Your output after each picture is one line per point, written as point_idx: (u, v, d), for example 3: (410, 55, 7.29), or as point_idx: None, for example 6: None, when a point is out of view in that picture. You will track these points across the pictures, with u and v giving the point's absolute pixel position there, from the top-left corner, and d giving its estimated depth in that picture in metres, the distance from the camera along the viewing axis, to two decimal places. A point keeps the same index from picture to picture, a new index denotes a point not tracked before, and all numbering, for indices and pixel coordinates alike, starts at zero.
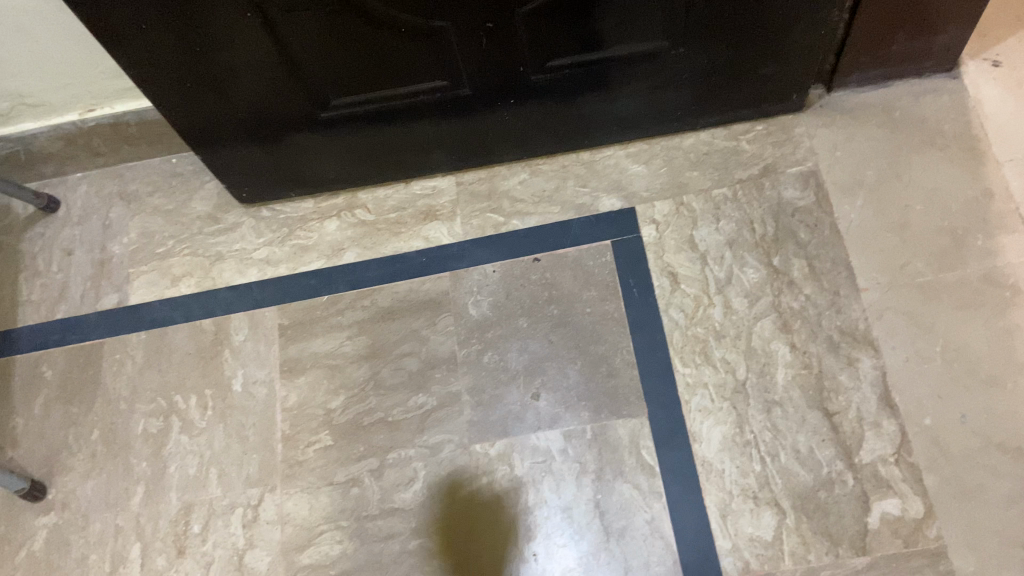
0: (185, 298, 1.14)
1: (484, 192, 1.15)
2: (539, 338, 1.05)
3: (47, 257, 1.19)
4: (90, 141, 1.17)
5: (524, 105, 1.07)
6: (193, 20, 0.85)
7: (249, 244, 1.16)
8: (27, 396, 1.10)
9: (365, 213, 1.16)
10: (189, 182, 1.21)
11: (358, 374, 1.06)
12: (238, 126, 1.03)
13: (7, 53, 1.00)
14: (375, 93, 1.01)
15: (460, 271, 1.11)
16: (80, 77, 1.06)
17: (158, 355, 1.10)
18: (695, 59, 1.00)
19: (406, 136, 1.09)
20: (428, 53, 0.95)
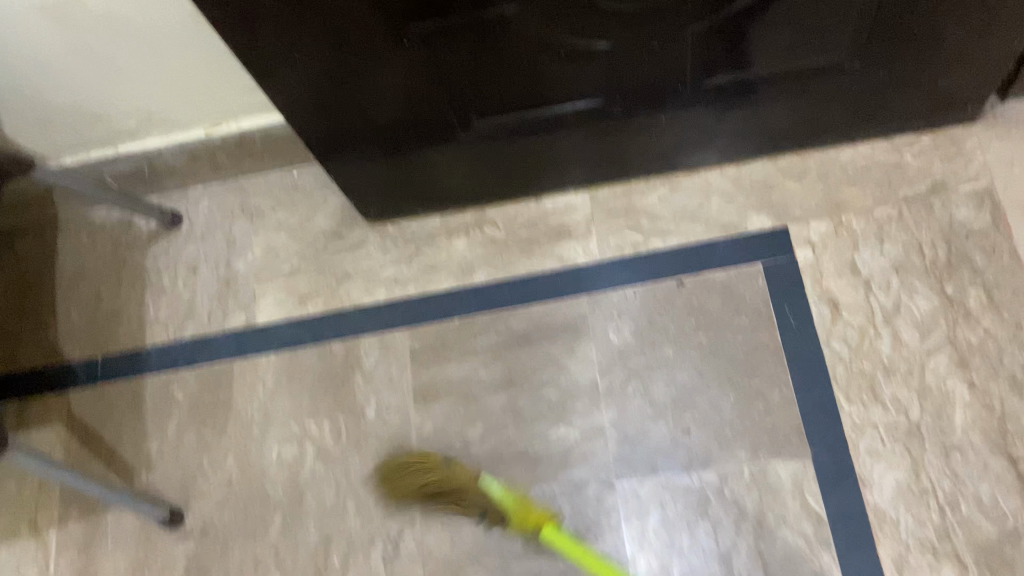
0: (313, 318, 1.11)
1: (621, 209, 1.09)
2: (688, 369, 0.99)
3: (173, 274, 1.17)
4: (214, 156, 1.14)
5: (675, 121, 0.98)
6: (349, 44, 0.79)
7: (376, 262, 1.13)
8: (159, 418, 1.09)
9: (496, 230, 1.11)
10: (311, 196, 1.18)
11: (496, 403, 1.02)
12: (375, 147, 0.97)
13: (142, 72, 0.97)
14: (522, 115, 0.94)
15: (598, 293, 1.05)
16: (212, 94, 1.02)
17: (289, 379, 1.08)
18: (873, 73, 0.91)
19: (545, 152, 1.03)
20: (586, 76, 0.87)
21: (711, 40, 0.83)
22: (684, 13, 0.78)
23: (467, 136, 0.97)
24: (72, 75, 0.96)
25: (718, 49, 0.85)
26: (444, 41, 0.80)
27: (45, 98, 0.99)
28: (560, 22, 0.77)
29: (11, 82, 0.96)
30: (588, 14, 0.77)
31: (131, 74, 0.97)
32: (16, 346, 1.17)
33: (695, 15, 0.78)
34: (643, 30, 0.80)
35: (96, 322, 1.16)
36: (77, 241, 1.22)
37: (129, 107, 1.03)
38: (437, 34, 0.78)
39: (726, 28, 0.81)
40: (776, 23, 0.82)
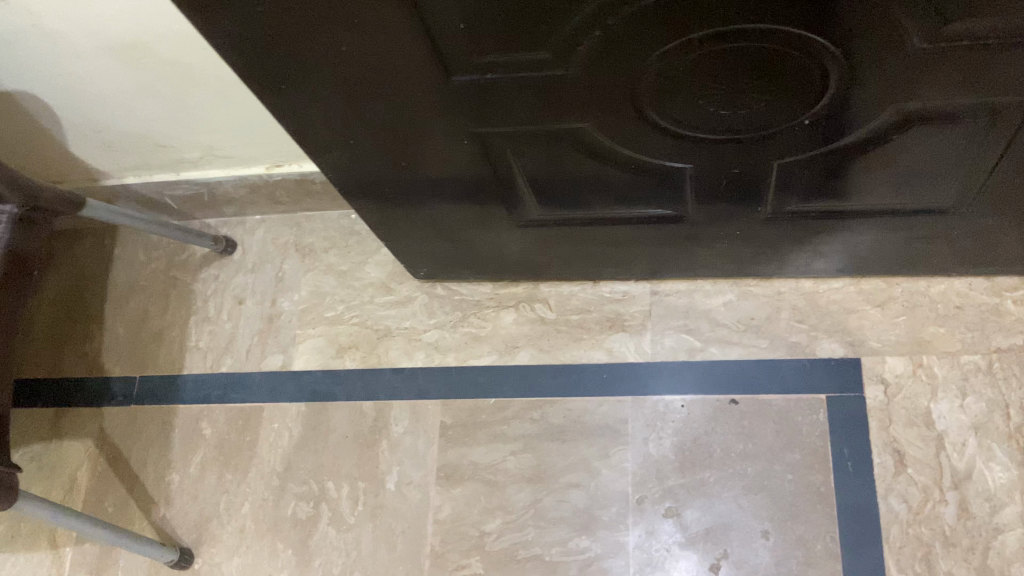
0: (349, 372, 1.08)
1: (682, 307, 1.02)
2: (728, 500, 0.92)
3: (219, 303, 1.16)
4: (273, 192, 1.12)
5: (751, 235, 0.90)
6: (406, 144, 0.73)
7: (419, 323, 1.09)
8: (185, 452, 1.09)
9: (545, 309, 1.06)
10: (366, 244, 1.15)
11: (518, 498, 0.97)
12: (428, 226, 0.92)
13: (206, 115, 0.94)
14: (585, 214, 0.88)
15: (643, 396, 0.98)
16: (275, 140, 0.99)
17: (316, 433, 1.06)
18: (978, 221, 0.81)
19: (607, 247, 0.96)
20: (659, 188, 0.80)
21: (802, 170, 0.75)
22: (775, 145, 0.70)
23: (525, 226, 0.91)
24: (136, 110, 0.94)
25: (808, 179, 0.77)
26: (509, 148, 0.74)
27: (109, 125, 0.98)
28: (636, 143, 0.71)
29: (77, 108, 0.95)
30: (668, 136, 0.70)
31: (195, 113, 0.94)
32: (60, 354, 1.18)
33: (787, 147, 0.71)
34: (726, 155, 0.72)
35: (138, 341, 1.17)
36: (132, 255, 1.22)
37: (192, 142, 1.02)
38: (500, 141, 0.72)
39: (817, 162, 0.73)
40: (878, 164, 0.73)
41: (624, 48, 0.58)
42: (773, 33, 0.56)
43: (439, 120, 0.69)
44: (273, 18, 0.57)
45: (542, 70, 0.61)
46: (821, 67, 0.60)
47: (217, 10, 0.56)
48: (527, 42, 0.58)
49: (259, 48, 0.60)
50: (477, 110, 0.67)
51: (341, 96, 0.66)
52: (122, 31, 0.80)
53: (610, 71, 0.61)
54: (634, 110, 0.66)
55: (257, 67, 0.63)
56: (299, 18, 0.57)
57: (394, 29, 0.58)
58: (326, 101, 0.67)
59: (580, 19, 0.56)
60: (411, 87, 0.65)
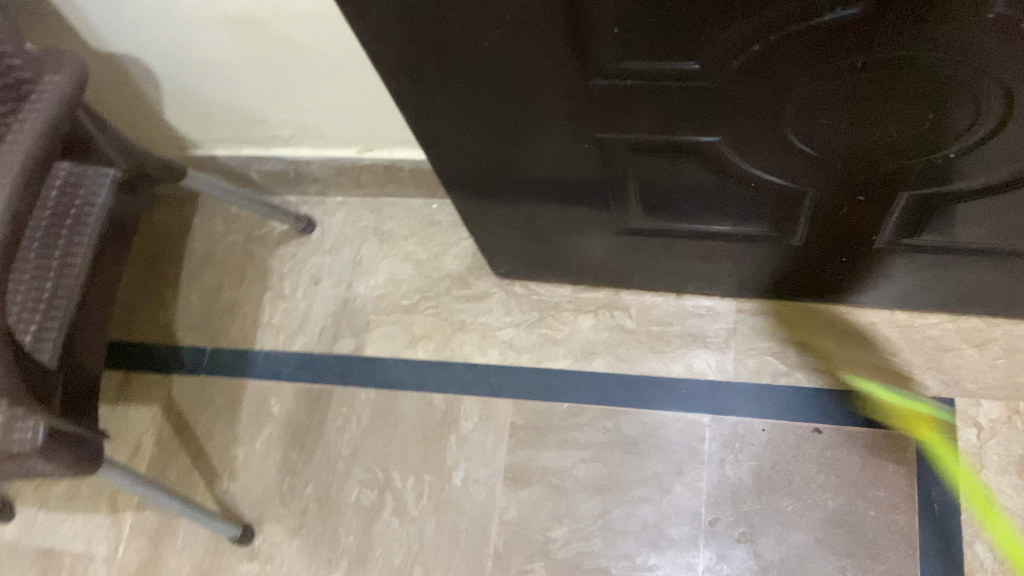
0: (421, 363, 1.08)
1: (769, 329, 0.99)
2: (804, 531, 0.90)
3: (294, 281, 1.16)
4: (359, 175, 1.12)
5: (856, 263, 0.87)
6: (524, 143, 0.72)
7: (495, 320, 1.08)
8: (251, 427, 1.09)
9: (626, 317, 1.04)
10: (446, 234, 1.14)
11: (586, 507, 0.96)
12: (522, 225, 0.91)
13: (308, 92, 0.94)
14: (688, 228, 0.86)
15: (724, 417, 0.96)
16: (370, 122, 0.99)
17: (384, 421, 1.06)
18: None
19: (700, 261, 0.94)
20: (772, 209, 0.78)
21: (926, 205, 0.72)
22: (909, 176, 0.67)
23: (621, 234, 0.90)
24: (239, 83, 0.93)
25: (932, 214, 0.74)
26: (628, 156, 0.72)
27: (210, 97, 0.98)
28: (763, 162, 0.68)
29: (180, 77, 0.94)
30: (797, 158, 0.67)
31: (298, 90, 0.94)
32: (133, 318, 1.19)
33: (920, 180, 0.68)
34: (854, 182, 0.70)
35: (211, 312, 1.17)
36: (210, 225, 1.23)
37: (288, 119, 1.01)
38: (621, 149, 0.70)
39: (948, 199, 0.70)
40: (1013, 205, 0.70)
41: (777, 67, 0.56)
42: (941, 64, 0.54)
43: (564, 123, 0.67)
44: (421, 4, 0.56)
45: (685, 81, 0.59)
46: (982, 102, 0.57)
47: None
48: (678, 51, 0.56)
49: (399, 31, 0.59)
50: (606, 116, 0.65)
51: (470, 89, 0.65)
52: (242, 3, 0.79)
53: (757, 87, 0.59)
54: (771, 129, 0.64)
55: (391, 50, 0.62)
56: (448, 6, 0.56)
57: (541, 27, 0.56)
58: (452, 93, 0.66)
59: (740, 31, 0.53)
60: (544, 87, 0.63)
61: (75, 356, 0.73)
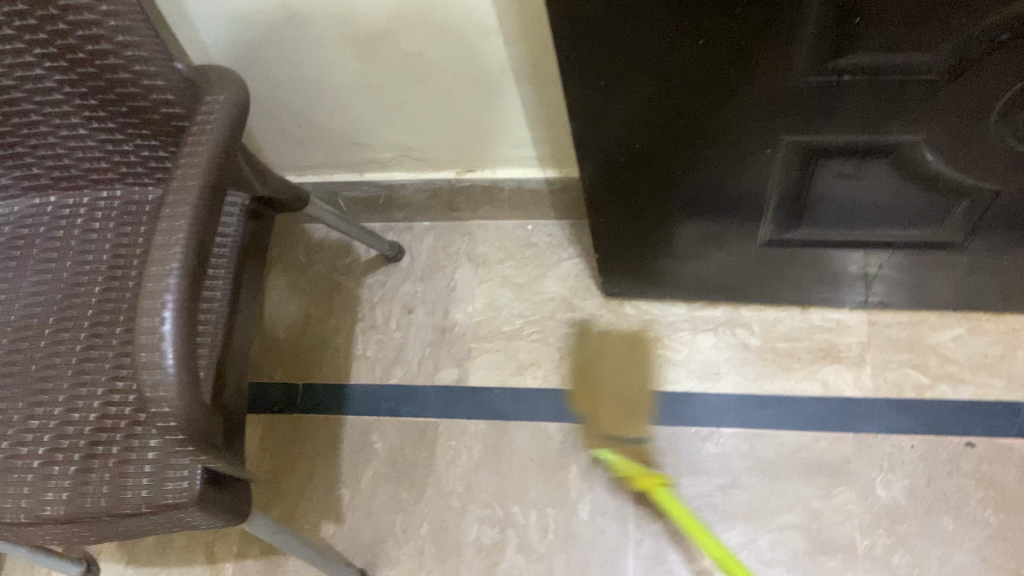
0: (531, 391, 1.02)
1: (904, 341, 0.95)
2: (969, 550, 0.85)
3: (386, 311, 1.11)
4: (455, 198, 1.08)
5: (1010, 264, 0.83)
6: (698, 151, 0.68)
7: (607, 343, 1.03)
8: (354, 466, 1.02)
9: (748, 334, 0.99)
10: (544, 256, 1.10)
11: (730, 537, 0.90)
12: (659, 240, 0.86)
13: (421, 112, 0.90)
14: (842, 238, 0.81)
15: (867, 435, 0.92)
16: (480, 142, 0.95)
17: (497, 453, 1.00)
18: None
19: (838, 271, 0.90)
20: (946, 211, 0.74)
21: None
22: None
23: (763, 247, 0.85)
24: (349, 104, 0.89)
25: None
26: (808, 161, 0.67)
27: (313, 120, 0.93)
28: (960, 161, 0.64)
29: (286, 100, 0.90)
30: (1002, 157, 0.63)
31: (411, 110, 0.90)
32: None
33: None
34: None
35: (299, 347, 1.11)
36: (291, 257, 1.17)
37: (391, 143, 0.97)
38: (804, 155, 0.66)
39: None
40: None
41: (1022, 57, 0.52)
42: None
43: (751, 130, 0.63)
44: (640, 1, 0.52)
45: (909, 76, 0.55)
46: None
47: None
48: (912, 44, 0.52)
49: (599, 31, 0.55)
50: (804, 121, 0.61)
51: (658, 93, 0.61)
52: (373, 18, 0.75)
53: (987, 79, 0.55)
54: (984, 124, 0.60)
55: (582, 52, 0.57)
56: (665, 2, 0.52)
57: (766, 26, 0.52)
58: (638, 100, 0.62)
59: (992, 19, 0.49)
60: (743, 90, 0.59)
61: (222, 394, 0.67)
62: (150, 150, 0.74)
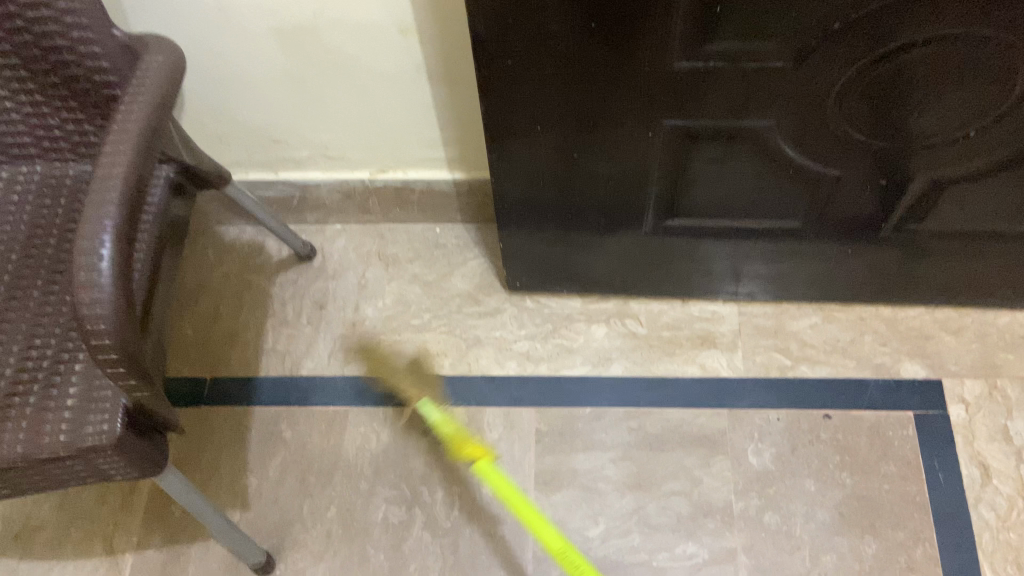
0: (438, 379, 1.08)
1: (771, 328, 1.08)
2: (828, 507, 0.96)
3: (297, 307, 1.15)
4: (367, 199, 1.14)
5: (851, 256, 0.97)
6: (592, 131, 0.77)
7: (510, 334, 1.11)
8: (262, 455, 1.04)
9: (637, 324, 1.09)
10: (451, 256, 1.17)
11: (621, 505, 0.97)
12: (556, 228, 0.95)
13: (338, 108, 0.96)
14: (716, 225, 0.93)
15: (740, 410, 1.02)
16: (392, 142, 1.03)
17: (405, 438, 1.04)
18: None
19: (715, 262, 1.01)
20: (800, 197, 0.86)
21: (934, 187, 0.83)
22: (930, 157, 0.78)
23: (651, 239, 0.96)
24: (270, 99, 0.95)
25: (934, 198, 0.85)
26: (684, 146, 0.79)
27: (233, 114, 0.98)
28: (805, 146, 0.77)
29: (207, 93, 0.95)
30: (840, 139, 0.76)
31: (329, 106, 0.96)
32: None
33: (941, 160, 0.79)
34: (881, 163, 0.79)
35: (207, 342, 1.13)
36: (201, 256, 1.20)
37: (307, 141, 1.03)
38: (682, 136, 0.77)
39: (957, 179, 0.82)
40: (1008, 184, 0.82)
41: (850, 43, 0.65)
42: (986, 43, 0.64)
43: (637, 109, 0.73)
44: None
45: (762, 62, 0.67)
46: (1011, 80, 0.68)
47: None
48: (765, 31, 0.64)
49: (510, 13, 0.65)
50: (681, 100, 0.72)
51: (560, 76, 0.70)
52: (299, 13, 0.82)
53: (822, 68, 0.68)
54: (822, 110, 0.73)
55: (496, 33, 0.67)
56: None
57: (650, 7, 0.63)
58: (541, 77, 0.71)
59: (823, 10, 0.62)
60: (630, 68, 0.69)
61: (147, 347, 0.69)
62: (76, 125, 0.78)
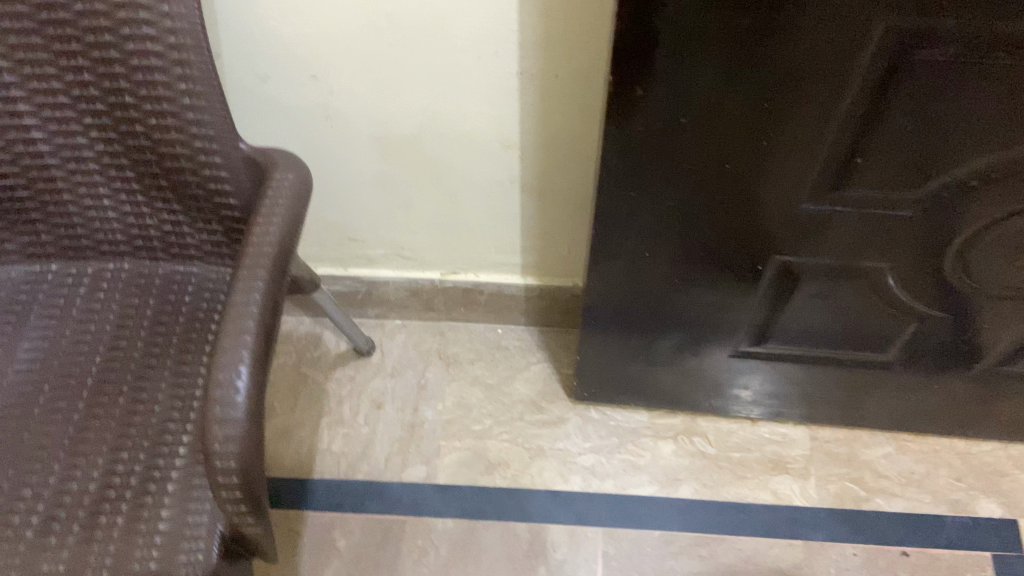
0: (499, 491, 1.04)
1: (843, 455, 1.05)
2: None
3: (354, 405, 1.12)
4: (433, 298, 1.13)
5: (932, 390, 0.96)
6: (700, 262, 0.75)
7: (573, 446, 1.07)
8: (315, 564, 0.99)
9: (706, 443, 1.07)
10: (514, 359, 1.15)
11: None
12: (638, 347, 0.92)
13: (423, 213, 0.96)
14: (802, 354, 0.91)
15: (814, 542, 0.99)
16: (470, 247, 1.02)
17: (465, 552, 1.00)
18: None
19: (793, 386, 0.99)
20: (896, 334, 0.85)
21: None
22: None
23: (732, 364, 0.94)
24: (357, 200, 0.94)
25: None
26: (790, 280, 0.77)
27: (316, 212, 0.97)
28: (916, 286, 0.76)
29: None
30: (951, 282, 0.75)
31: (415, 210, 0.95)
32: None
33: None
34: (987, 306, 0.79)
35: None
36: None
37: (385, 241, 1.02)
38: (791, 271, 0.76)
39: None
40: None
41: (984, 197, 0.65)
42: None
43: (752, 245, 0.72)
44: (687, 124, 0.60)
45: (891, 210, 0.67)
46: None
47: (635, 112, 0.60)
48: (901, 181, 0.64)
49: (643, 152, 0.64)
50: (800, 239, 0.71)
51: (680, 212, 0.69)
52: (405, 124, 0.82)
53: (951, 216, 0.67)
54: (939, 255, 0.72)
55: (623, 168, 0.65)
56: (707, 134, 0.61)
57: (789, 154, 0.62)
58: (661, 211, 0.69)
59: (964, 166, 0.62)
60: (754, 208, 0.68)
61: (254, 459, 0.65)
62: (176, 225, 0.77)
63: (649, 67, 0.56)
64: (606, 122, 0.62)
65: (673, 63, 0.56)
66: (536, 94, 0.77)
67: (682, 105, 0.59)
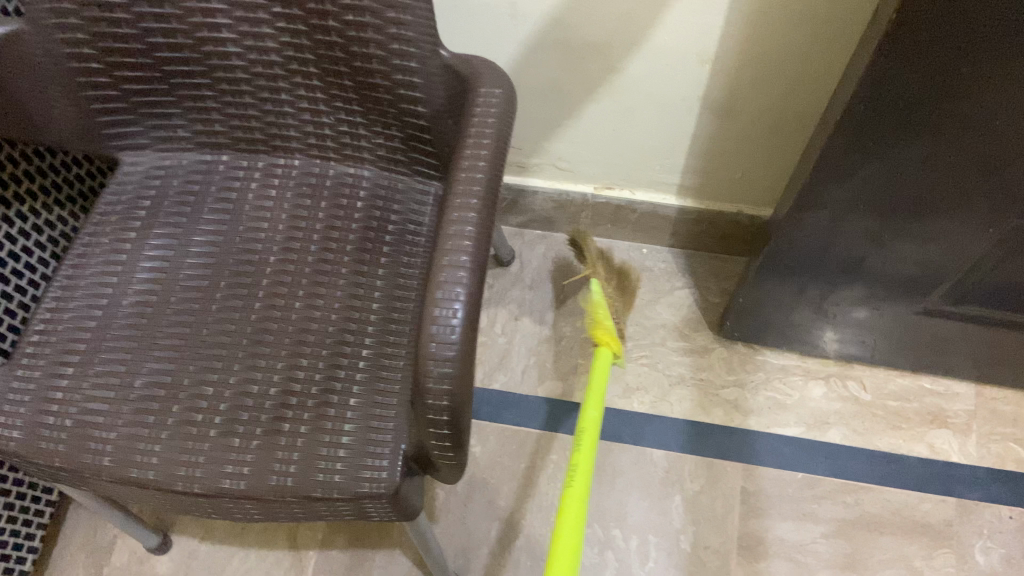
0: (638, 416, 1.02)
1: (1010, 415, 0.99)
2: None
3: (491, 314, 1.10)
4: (581, 214, 1.08)
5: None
6: (920, 220, 0.68)
7: (717, 377, 1.04)
8: None
9: (859, 388, 1.02)
10: (658, 282, 1.11)
11: None
12: (813, 295, 0.86)
13: (591, 125, 0.90)
14: (996, 314, 0.83)
15: (969, 502, 0.94)
16: (632, 164, 0.96)
17: (599, 472, 0.99)
18: None
19: (971, 347, 0.92)
20: None
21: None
22: None
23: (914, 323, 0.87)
24: (525, 107, 0.89)
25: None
26: (1018, 245, 0.69)
27: None
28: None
29: None
30: None
31: (584, 121, 0.89)
32: None
33: None
34: None
35: None
36: None
37: (543, 151, 0.97)
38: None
39: None
40: None
41: None
42: None
43: (992, 206, 0.64)
44: (966, 73, 0.52)
45: None
46: None
47: (905, 55, 0.52)
48: None
49: (900, 101, 0.55)
50: None
51: (917, 168, 0.61)
52: (596, 30, 0.75)
53: None
54: None
55: (867, 115, 0.58)
56: (986, 84, 0.52)
57: None
58: (897, 165, 0.62)
59: None
60: (1010, 168, 0.59)
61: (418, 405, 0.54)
62: (351, 126, 0.74)
63: (954, 1, 0.47)
64: (862, 65, 0.54)
65: (980, 3, 0.47)
66: (758, 4, 0.69)
67: (970, 48, 0.50)
